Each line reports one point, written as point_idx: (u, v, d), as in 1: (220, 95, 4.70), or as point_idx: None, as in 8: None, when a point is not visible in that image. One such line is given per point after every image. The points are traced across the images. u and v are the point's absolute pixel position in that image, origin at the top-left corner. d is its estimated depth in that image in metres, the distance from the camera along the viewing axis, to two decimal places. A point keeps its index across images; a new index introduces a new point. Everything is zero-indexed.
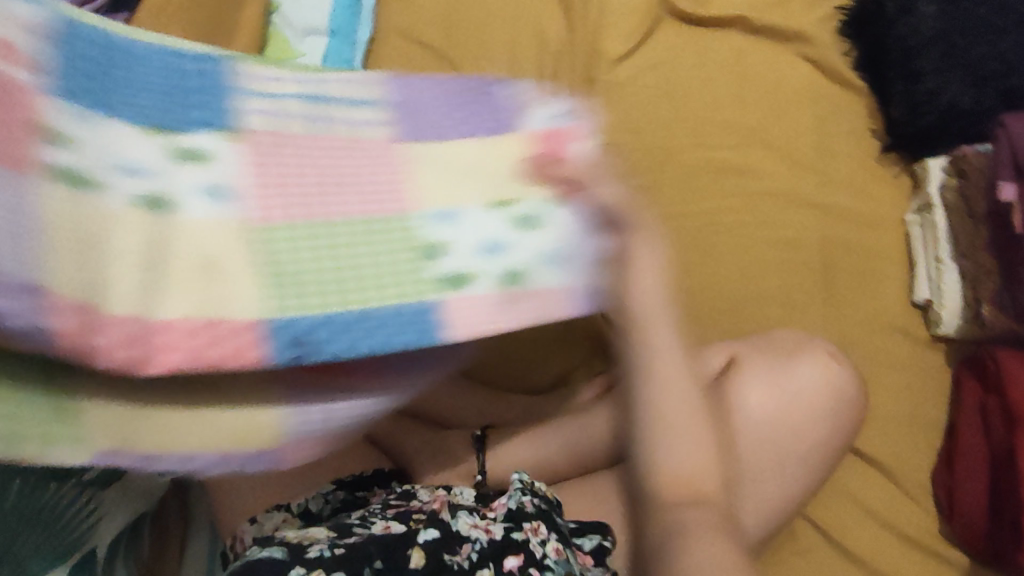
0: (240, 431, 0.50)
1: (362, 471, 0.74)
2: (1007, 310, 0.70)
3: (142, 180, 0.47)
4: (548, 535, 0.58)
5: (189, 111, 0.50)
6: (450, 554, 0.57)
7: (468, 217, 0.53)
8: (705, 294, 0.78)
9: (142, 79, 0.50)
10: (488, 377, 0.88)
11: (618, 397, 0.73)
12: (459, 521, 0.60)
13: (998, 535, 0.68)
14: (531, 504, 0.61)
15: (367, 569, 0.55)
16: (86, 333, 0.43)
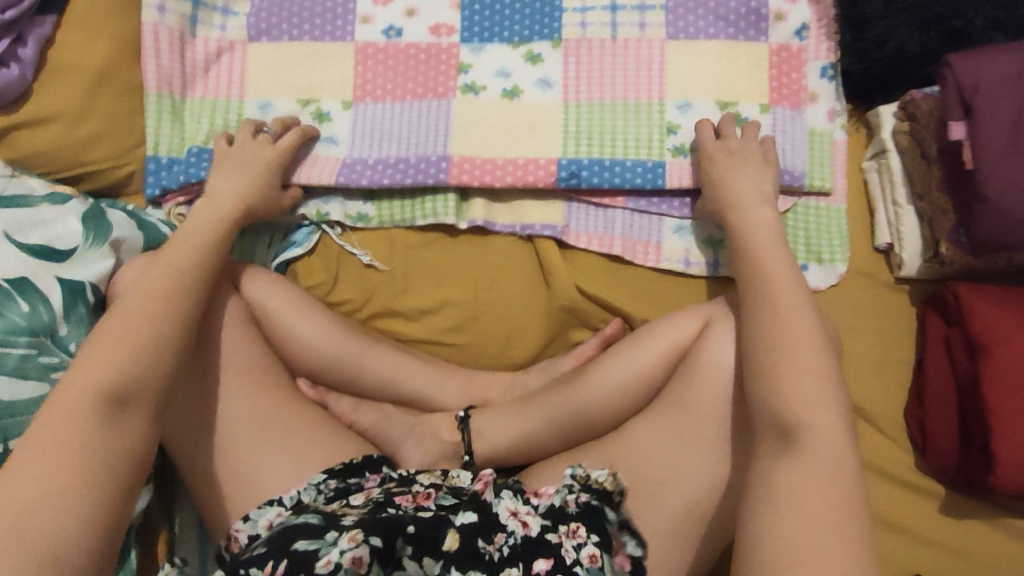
0: (517, 205, 0.85)
1: (352, 459, 0.74)
2: (963, 246, 0.72)
3: (480, 81, 0.84)
4: (586, 539, 0.61)
5: (527, 34, 0.84)
6: (484, 541, 0.61)
7: (694, 77, 0.82)
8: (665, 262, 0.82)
9: (502, 18, 0.85)
10: (461, 359, 0.87)
11: (603, 366, 0.76)
12: (502, 506, 0.64)
13: (969, 462, 0.71)
14: (576, 500, 0.64)
15: (402, 538, 0.59)
16: (178, 74, 0.83)
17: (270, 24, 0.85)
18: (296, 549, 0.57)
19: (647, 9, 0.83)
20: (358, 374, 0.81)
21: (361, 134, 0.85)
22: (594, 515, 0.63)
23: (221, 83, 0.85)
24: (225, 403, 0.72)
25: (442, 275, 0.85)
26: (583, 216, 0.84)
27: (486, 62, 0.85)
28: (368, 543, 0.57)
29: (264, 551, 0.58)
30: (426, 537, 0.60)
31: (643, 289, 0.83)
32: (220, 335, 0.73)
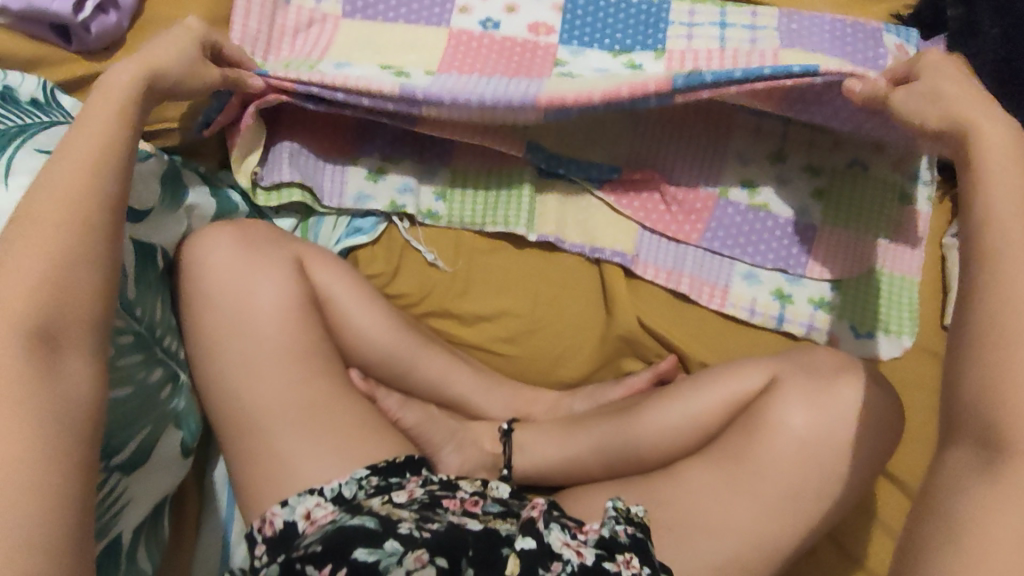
0: (585, 221, 0.84)
1: (394, 457, 0.73)
2: None
3: (577, 72, 0.80)
4: (640, 571, 0.60)
5: (628, 42, 0.82)
6: (543, 570, 0.59)
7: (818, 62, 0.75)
8: (735, 306, 0.82)
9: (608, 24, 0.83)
10: (510, 372, 0.86)
11: (660, 405, 0.76)
12: (554, 535, 0.61)
13: None
14: (624, 533, 0.62)
15: (464, 559, 0.59)
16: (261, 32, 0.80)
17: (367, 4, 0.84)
18: (357, 559, 0.58)
19: (759, 29, 0.82)
20: (408, 371, 0.80)
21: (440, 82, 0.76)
22: (642, 547, 0.61)
23: (309, 45, 0.82)
24: (278, 384, 0.71)
25: (504, 285, 0.84)
26: (657, 239, 0.83)
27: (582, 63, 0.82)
28: (435, 564, 0.58)
29: (323, 553, 0.59)
30: (483, 559, 0.59)
31: (708, 331, 0.82)
32: (282, 315, 0.72)
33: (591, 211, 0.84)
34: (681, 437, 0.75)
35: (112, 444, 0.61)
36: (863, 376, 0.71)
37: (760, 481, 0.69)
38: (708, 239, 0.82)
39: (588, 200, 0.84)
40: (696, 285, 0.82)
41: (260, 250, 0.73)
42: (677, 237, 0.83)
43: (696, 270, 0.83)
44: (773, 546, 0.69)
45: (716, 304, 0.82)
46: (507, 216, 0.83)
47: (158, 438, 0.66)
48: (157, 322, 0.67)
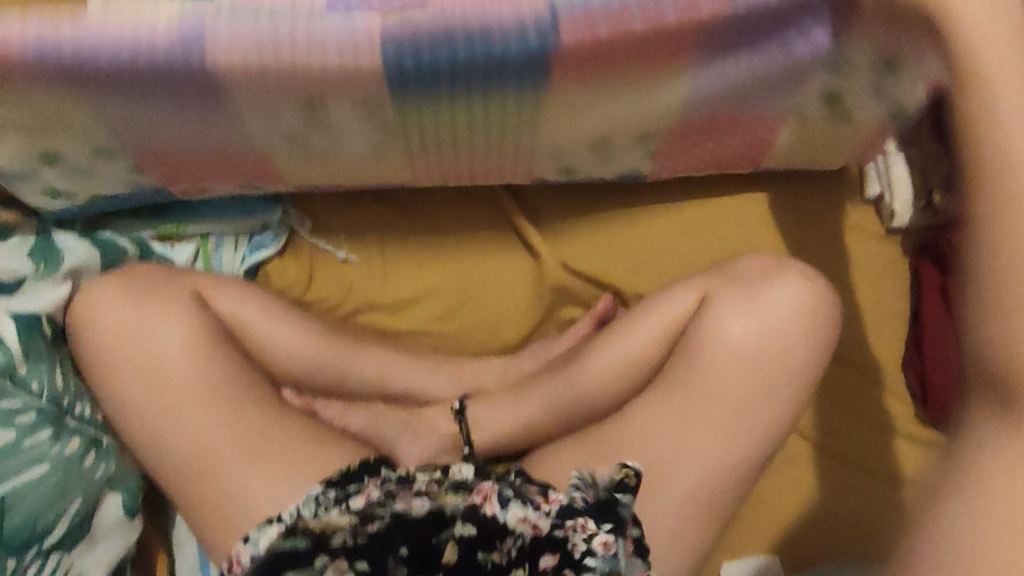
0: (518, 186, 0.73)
1: (348, 467, 0.70)
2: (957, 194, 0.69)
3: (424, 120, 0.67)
4: (596, 530, 0.62)
5: (494, 78, 0.57)
6: (485, 551, 0.63)
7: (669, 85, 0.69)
8: (655, 249, 0.80)
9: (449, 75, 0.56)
10: (453, 348, 0.84)
11: (598, 349, 0.75)
12: (511, 513, 0.64)
13: (970, 411, 0.70)
14: (581, 498, 0.64)
15: (395, 557, 0.63)
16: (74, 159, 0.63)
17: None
18: None
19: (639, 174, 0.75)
20: (345, 376, 0.78)
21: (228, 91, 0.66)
22: (605, 509, 0.63)
23: None
24: (207, 423, 0.69)
25: (421, 268, 0.81)
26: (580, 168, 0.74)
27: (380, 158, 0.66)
28: (356, 568, 0.62)
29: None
30: (417, 553, 0.63)
31: (635, 260, 0.80)
32: (189, 358, 0.70)
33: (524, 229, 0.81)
34: (628, 376, 0.74)
35: (40, 526, 0.62)
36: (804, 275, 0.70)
37: (708, 397, 0.69)
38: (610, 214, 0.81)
39: (521, 216, 0.81)
40: (624, 248, 0.80)
41: (152, 297, 0.71)
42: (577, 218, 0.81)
43: (621, 235, 0.80)
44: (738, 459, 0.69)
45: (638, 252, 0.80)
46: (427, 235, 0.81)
47: (94, 505, 0.67)
48: (60, 393, 0.66)
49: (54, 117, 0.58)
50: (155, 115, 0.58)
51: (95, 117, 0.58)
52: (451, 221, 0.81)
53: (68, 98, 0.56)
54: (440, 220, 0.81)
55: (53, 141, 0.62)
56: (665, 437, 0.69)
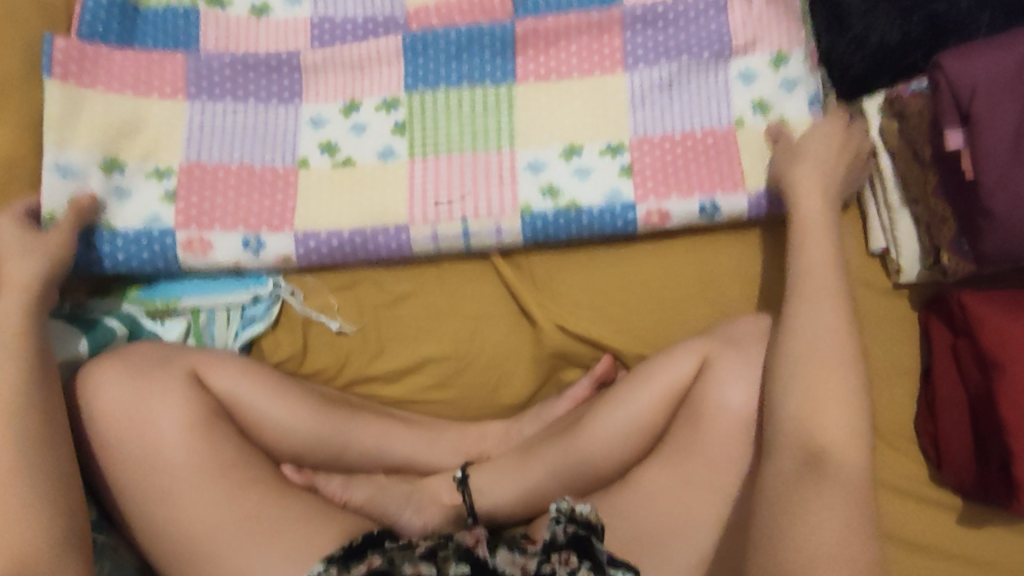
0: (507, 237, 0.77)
1: (351, 542, 0.69)
2: (967, 256, 0.66)
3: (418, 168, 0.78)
4: (578, 566, 0.63)
5: (477, 76, 0.78)
6: None
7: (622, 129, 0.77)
8: (656, 311, 0.79)
9: (447, 76, 0.79)
10: (448, 414, 0.82)
11: (597, 416, 0.74)
12: (500, 557, 0.66)
13: (985, 476, 0.68)
14: (564, 531, 0.65)
15: None
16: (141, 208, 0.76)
17: (213, 87, 0.78)
18: None
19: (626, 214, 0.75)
20: (344, 450, 0.77)
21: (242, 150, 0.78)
22: (583, 545, 0.64)
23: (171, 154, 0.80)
24: (202, 505, 0.68)
25: (420, 332, 0.80)
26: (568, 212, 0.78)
27: (366, 143, 0.79)
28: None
29: None
30: None
31: (635, 323, 0.79)
32: (183, 439, 0.69)
33: (524, 297, 0.79)
34: (629, 445, 0.72)
35: None
36: None
37: (712, 470, 0.67)
38: (609, 278, 0.79)
39: (521, 285, 0.79)
40: (624, 311, 0.79)
41: (146, 378, 0.71)
42: (576, 283, 0.79)
43: (621, 298, 0.79)
44: None
45: (638, 314, 0.79)
46: (425, 305, 0.80)
47: None
48: None
49: (151, 124, 0.78)
50: (226, 125, 0.78)
51: (180, 128, 0.78)
52: (450, 290, 0.80)
53: (170, 102, 0.78)
54: (438, 291, 0.80)
55: (125, 150, 0.77)
56: (667, 511, 0.68)
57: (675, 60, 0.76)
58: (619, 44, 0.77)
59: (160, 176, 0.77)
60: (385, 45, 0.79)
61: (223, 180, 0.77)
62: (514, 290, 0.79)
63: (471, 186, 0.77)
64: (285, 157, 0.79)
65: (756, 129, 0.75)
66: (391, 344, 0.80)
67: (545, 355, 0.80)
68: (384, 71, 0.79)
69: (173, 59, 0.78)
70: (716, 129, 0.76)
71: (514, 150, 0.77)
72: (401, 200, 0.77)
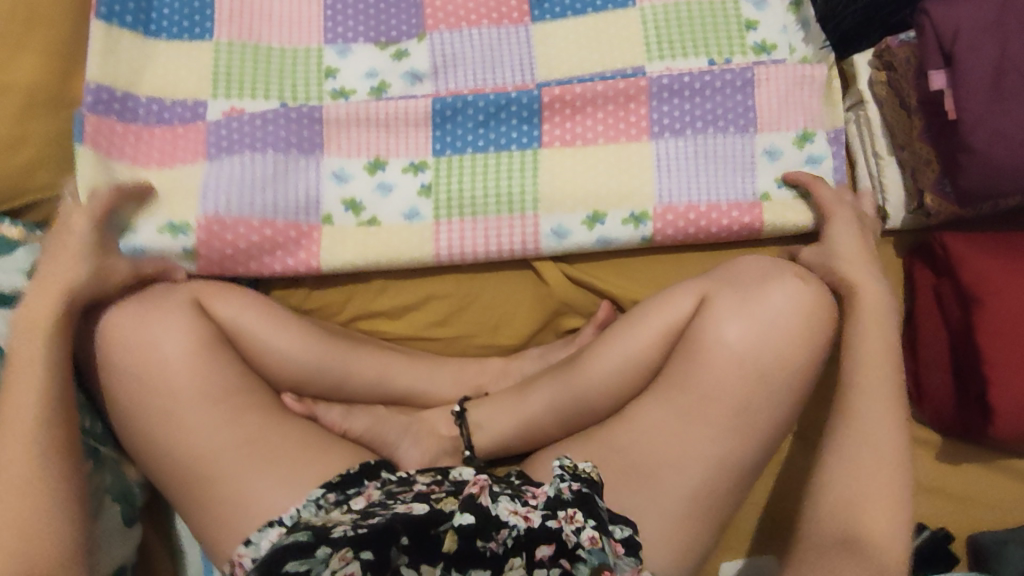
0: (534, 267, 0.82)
1: (350, 468, 0.71)
2: (949, 197, 0.71)
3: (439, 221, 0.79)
4: (584, 524, 0.61)
5: (503, 142, 0.80)
6: (483, 541, 0.62)
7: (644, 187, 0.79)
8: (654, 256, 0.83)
9: (473, 142, 0.81)
10: (454, 352, 0.85)
11: (594, 354, 0.75)
12: (501, 506, 0.63)
13: (964, 408, 0.71)
14: (569, 489, 0.64)
15: (396, 548, 0.60)
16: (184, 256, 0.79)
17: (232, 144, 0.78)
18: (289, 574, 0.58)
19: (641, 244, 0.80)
20: (344, 382, 0.79)
21: (259, 200, 0.77)
22: (587, 501, 0.63)
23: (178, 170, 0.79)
24: (208, 427, 0.70)
25: (422, 272, 0.83)
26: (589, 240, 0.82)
27: (393, 203, 0.80)
28: (360, 559, 0.59)
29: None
30: (416, 541, 0.61)
31: (634, 268, 0.83)
32: (192, 364, 0.70)
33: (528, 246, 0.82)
34: (625, 382, 0.74)
35: None
36: (799, 276, 0.71)
37: (703, 401, 0.69)
38: None
39: None
40: (621, 258, 0.83)
41: (151, 304, 0.72)
42: None
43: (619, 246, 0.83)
44: (736, 463, 0.69)
45: (635, 259, 0.83)
46: None
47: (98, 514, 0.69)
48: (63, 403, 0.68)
49: (180, 183, 0.78)
50: (233, 174, 0.77)
51: (196, 187, 0.77)
52: None
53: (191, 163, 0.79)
54: None
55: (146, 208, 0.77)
56: (660, 441, 0.70)
57: (703, 132, 0.79)
58: (645, 112, 0.80)
59: (175, 232, 0.76)
60: (415, 107, 0.80)
61: (246, 238, 0.77)
62: None
63: (493, 241, 0.79)
64: (308, 213, 0.79)
65: (782, 202, 0.79)
66: (397, 285, 0.83)
67: (545, 299, 0.83)
68: (412, 133, 0.81)
69: (194, 129, 0.80)
70: (742, 202, 0.79)
71: (538, 213, 0.79)
72: (427, 240, 0.79)
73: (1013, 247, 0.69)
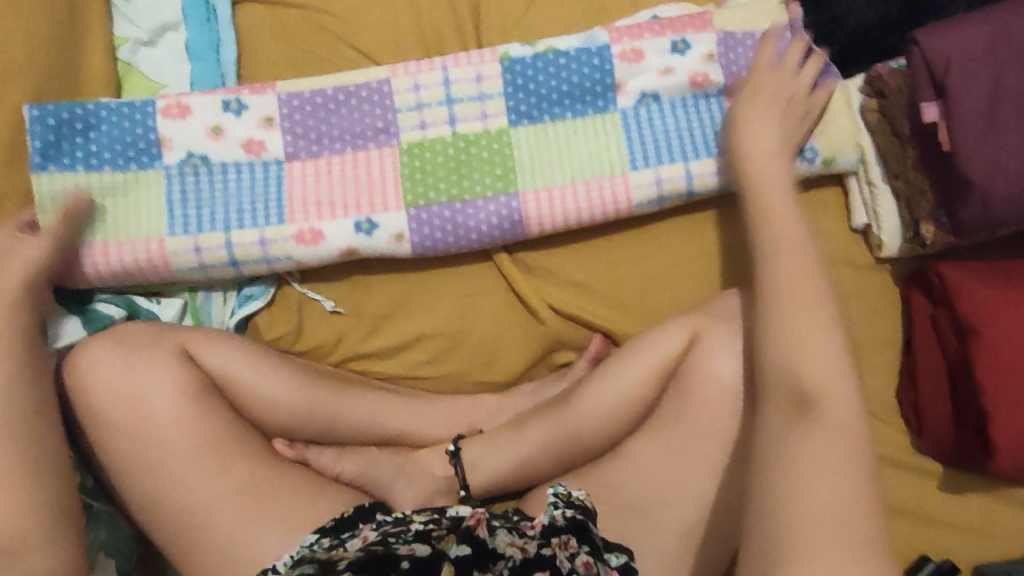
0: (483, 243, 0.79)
1: (344, 513, 0.70)
2: (945, 227, 0.69)
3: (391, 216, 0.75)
4: (578, 549, 0.62)
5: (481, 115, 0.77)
6: (482, 569, 0.61)
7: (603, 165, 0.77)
8: (648, 289, 0.81)
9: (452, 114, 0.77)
10: (447, 390, 0.84)
11: (588, 391, 0.75)
12: (499, 538, 0.64)
13: (963, 439, 0.70)
14: (563, 515, 0.64)
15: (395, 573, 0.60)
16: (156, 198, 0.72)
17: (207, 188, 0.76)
18: None
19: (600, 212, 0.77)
20: (335, 424, 0.78)
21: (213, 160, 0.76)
22: (581, 528, 0.64)
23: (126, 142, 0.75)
24: (200, 477, 0.69)
25: (411, 311, 0.82)
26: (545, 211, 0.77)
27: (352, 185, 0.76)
28: None
29: None
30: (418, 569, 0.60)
31: (626, 301, 0.81)
32: (182, 415, 0.70)
33: (518, 282, 0.81)
34: (618, 419, 0.73)
35: None
36: None
37: (698, 439, 0.68)
38: (599, 261, 0.81)
39: (517, 273, 0.81)
40: (612, 293, 0.81)
41: (139, 353, 0.71)
42: (571, 269, 0.81)
43: (613, 280, 0.81)
44: None
45: (627, 293, 0.81)
46: (420, 288, 0.81)
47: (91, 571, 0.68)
48: None
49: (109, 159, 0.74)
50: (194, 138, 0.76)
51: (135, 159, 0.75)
52: (441, 271, 0.81)
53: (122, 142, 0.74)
54: (432, 284, 0.81)
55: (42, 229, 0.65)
56: (655, 480, 0.69)
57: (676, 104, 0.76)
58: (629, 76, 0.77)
59: None
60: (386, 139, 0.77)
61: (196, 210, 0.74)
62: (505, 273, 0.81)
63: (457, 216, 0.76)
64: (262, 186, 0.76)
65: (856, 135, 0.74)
66: (386, 326, 0.82)
67: (536, 335, 0.82)
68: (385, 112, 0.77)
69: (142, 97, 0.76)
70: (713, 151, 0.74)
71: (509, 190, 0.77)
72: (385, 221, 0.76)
73: (1009, 275, 0.68)
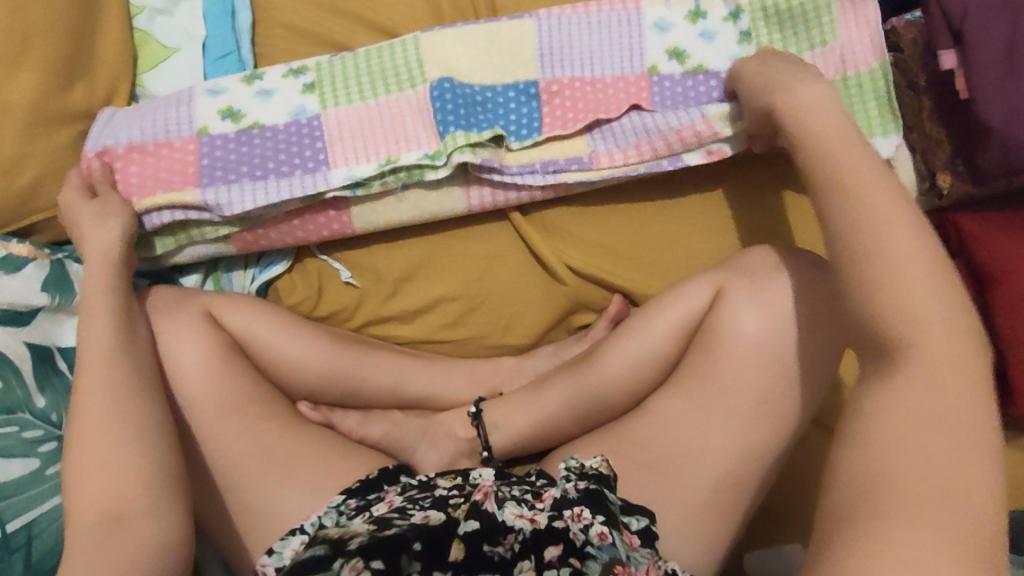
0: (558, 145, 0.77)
1: (368, 475, 0.70)
2: (963, 178, 0.73)
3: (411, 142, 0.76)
4: (592, 520, 0.60)
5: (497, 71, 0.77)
6: (490, 545, 0.60)
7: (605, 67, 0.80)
8: (658, 249, 0.82)
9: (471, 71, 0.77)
10: (463, 352, 0.85)
11: (614, 347, 0.75)
12: (507, 511, 0.63)
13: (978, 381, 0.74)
14: (575, 489, 0.64)
15: (408, 556, 0.58)
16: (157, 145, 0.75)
17: (236, 161, 0.75)
18: None
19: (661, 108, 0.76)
20: (359, 386, 0.79)
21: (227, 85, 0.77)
22: (595, 498, 0.62)
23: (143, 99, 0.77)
24: (225, 439, 0.69)
25: (432, 274, 0.82)
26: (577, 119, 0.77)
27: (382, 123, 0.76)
28: (370, 568, 0.56)
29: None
30: (429, 547, 0.59)
31: (643, 259, 0.82)
32: (204, 378, 0.70)
33: (536, 243, 0.82)
34: (642, 375, 0.74)
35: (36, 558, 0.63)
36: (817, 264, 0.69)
37: (724, 390, 0.68)
38: (613, 221, 0.82)
39: (534, 234, 0.82)
40: (627, 250, 0.82)
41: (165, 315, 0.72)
42: (588, 229, 0.82)
43: (627, 239, 0.82)
44: (759, 453, 0.68)
45: (639, 253, 0.82)
46: (439, 250, 0.82)
47: None
48: None
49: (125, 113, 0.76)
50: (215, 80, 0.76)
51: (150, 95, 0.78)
52: (459, 235, 0.82)
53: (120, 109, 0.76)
54: (451, 247, 0.82)
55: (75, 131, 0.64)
56: (679, 433, 0.69)
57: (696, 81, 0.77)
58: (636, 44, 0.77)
59: None
60: (419, 93, 0.77)
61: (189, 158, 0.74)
62: (524, 234, 0.82)
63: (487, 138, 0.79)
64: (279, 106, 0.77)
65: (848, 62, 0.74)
66: (405, 286, 0.83)
67: (553, 295, 0.83)
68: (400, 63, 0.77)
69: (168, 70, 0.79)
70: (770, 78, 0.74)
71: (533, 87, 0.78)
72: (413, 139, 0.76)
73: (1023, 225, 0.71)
